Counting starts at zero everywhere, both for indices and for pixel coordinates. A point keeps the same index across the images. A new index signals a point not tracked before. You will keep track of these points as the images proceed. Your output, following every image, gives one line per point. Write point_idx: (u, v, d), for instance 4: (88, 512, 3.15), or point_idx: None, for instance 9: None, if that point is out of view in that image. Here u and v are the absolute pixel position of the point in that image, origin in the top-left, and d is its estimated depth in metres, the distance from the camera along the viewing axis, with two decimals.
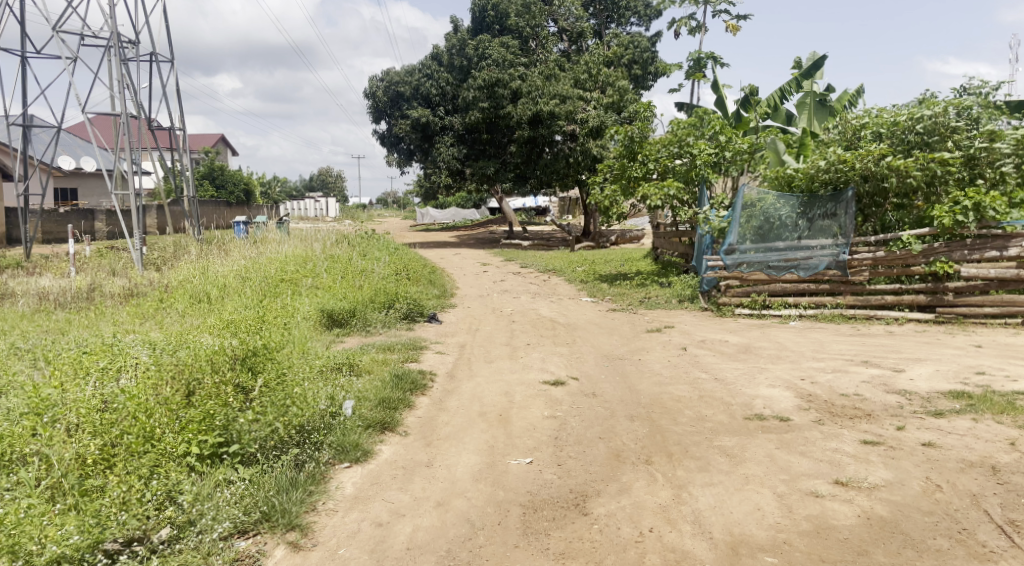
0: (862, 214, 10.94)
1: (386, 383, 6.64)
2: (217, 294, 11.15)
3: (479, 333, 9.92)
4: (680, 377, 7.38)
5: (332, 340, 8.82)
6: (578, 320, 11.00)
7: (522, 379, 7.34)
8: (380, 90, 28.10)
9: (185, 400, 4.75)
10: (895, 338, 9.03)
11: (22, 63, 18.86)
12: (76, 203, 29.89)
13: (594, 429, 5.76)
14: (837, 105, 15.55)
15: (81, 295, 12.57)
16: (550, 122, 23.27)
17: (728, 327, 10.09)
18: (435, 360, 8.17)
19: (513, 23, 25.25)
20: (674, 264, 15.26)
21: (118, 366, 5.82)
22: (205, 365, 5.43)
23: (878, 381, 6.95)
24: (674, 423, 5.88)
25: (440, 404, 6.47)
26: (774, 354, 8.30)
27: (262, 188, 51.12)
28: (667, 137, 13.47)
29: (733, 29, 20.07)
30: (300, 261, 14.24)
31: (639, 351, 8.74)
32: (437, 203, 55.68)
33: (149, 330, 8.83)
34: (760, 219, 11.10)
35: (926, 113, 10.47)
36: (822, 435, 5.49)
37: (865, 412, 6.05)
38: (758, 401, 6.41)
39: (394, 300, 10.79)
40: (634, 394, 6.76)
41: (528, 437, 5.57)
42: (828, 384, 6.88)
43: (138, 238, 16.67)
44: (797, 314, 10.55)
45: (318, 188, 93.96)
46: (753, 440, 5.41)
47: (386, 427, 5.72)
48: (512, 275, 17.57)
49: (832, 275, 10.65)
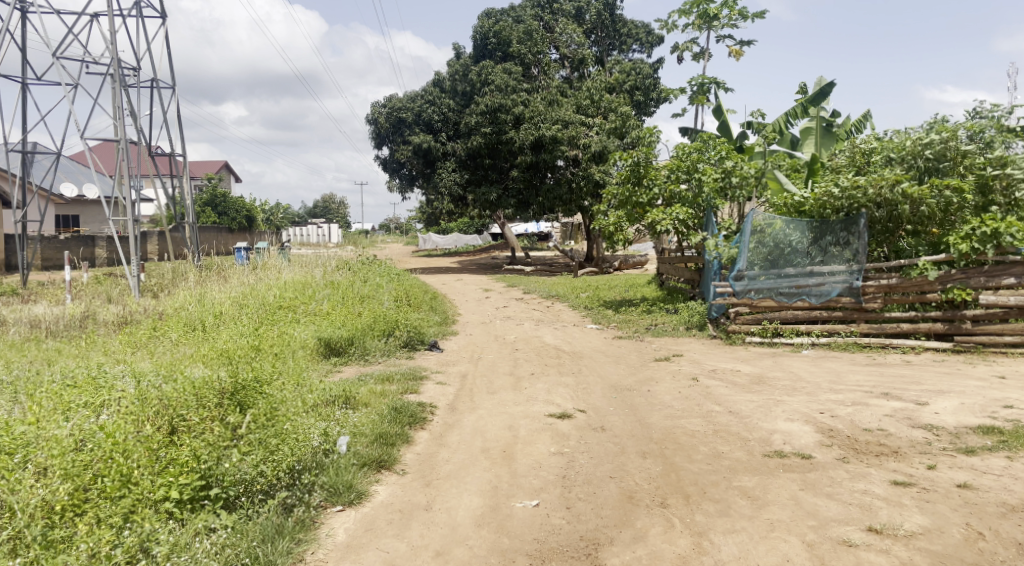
0: (876, 238, 10.65)
1: (383, 417, 6.29)
2: (212, 322, 10.83)
3: (481, 362, 9.59)
4: (693, 409, 7.03)
5: (329, 370, 8.51)
6: (583, 348, 10.67)
7: (527, 411, 6.99)
8: (383, 117, 27.30)
9: (167, 438, 4.46)
10: (913, 369, 8.68)
11: (23, 90, 18.89)
12: (77, 230, 29.72)
13: (604, 467, 5.41)
14: (842, 131, 15.37)
15: (74, 323, 12.27)
16: (552, 147, 23.19)
17: (739, 356, 9.76)
18: (436, 391, 7.83)
19: (515, 50, 25.14)
20: (680, 289, 14.93)
21: (101, 402, 5.56)
22: (192, 399, 5.16)
23: (901, 414, 6.59)
24: (689, 460, 5.53)
25: (440, 439, 6.11)
26: (789, 385, 7.94)
27: (265, 215, 51.07)
28: (674, 162, 13.21)
29: (736, 54, 19.86)
30: (299, 287, 13.97)
31: (648, 381, 8.39)
32: (441, 229, 55.77)
33: (140, 360, 8.52)
34: (769, 245, 10.78)
35: (935, 137, 10.18)
36: (848, 474, 5.14)
37: (891, 449, 5.70)
38: (777, 436, 6.06)
39: (394, 328, 10.51)
40: (645, 429, 6.41)
41: (534, 477, 5.22)
42: (849, 418, 6.53)
43: (136, 265, 16.40)
44: (809, 341, 10.29)
45: (321, 214, 94.08)
46: (775, 480, 5.07)
47: (382, 465, 5.36)
48: (516, 301, 17.27)
49: (846, 303, 10.34)
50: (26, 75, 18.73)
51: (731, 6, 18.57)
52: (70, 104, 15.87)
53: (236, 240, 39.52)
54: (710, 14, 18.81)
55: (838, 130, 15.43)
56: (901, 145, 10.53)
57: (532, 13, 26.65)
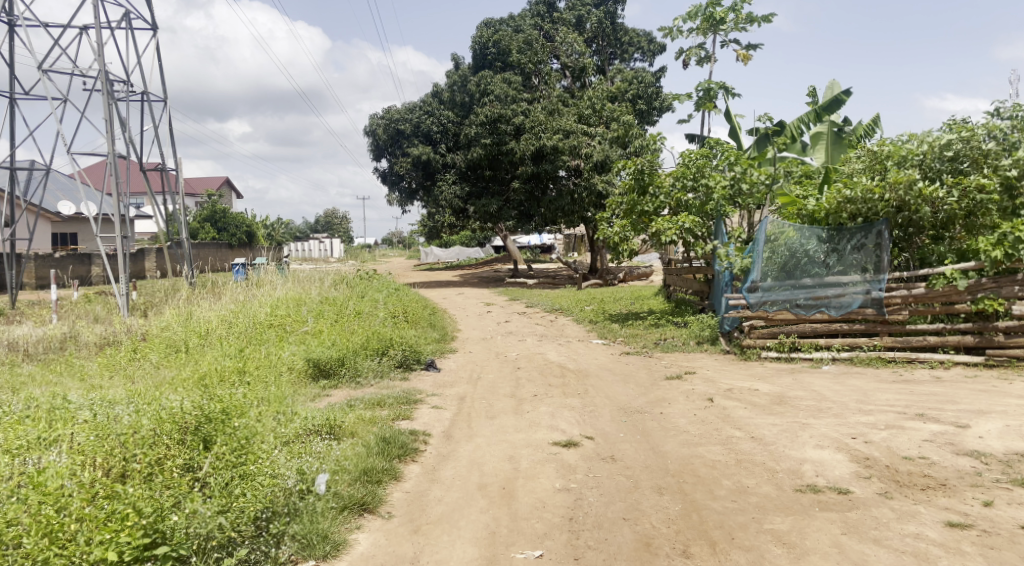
0: (896, 246, 10.02)
1: (370, 450, 5.67)
2: (197, 344, 10.25)
3: (480, 383, 8.97)
4: (711, 435, 6.41)
5: (317, 395, 7.89)
6: (589, 365, 10.04)
7: (529, 439, 6.36)
8: (381, 128, 26.79)
9: (112, 484, 3.89)
10: (946, 386, 8.03)
11: (10, 106, 18.45)
12: (73, 248, 29.26)
13: (616, 507, 4.79)
14: (855, 137, 14.82)
15: (54, 345, 11.72)
16: (553, 157, 22.64)
17: (755, 373, 9.11)
18: (430, 416, 7.23)
19: (515, 60, 24.60)
20: (688, 302, 14.30)
21: (54, 438, 5.02)
22: (150, 435, 4.60)
23: (942, 439, 5.96)
24: (711, 497, 4.91)
25: (432, 474, 5.50)
26: (814, 406, 7.30)
27: (267, 231, 50.69)
28: (680, 169, 12.58)
29: (744, 58, 19.22)
30: (292, 305, 13.38)
31: (660, 402, 7.76)
32: (442, 243, 55.41)
33: (114, 386, 7.95)
34: (784, 254, 10.18)
35: (954, 137, 9.52)
36: (894, 514, 4.55)
37: (938, 481, 5.10)
38: (807, 466, 5.45)
39: (389, 346, 9.87)
40: (660, 458, 5.79)
41: (538, 519, 4.63)
42: (885, 444, 5.90)
43: (124, 283, 15.83)
44: (829, 356, 9.66)
45: (323, 230, 93.79)
46: (812, 521, 4.49)
47: (365, 508, 4.78)
48: (518, 316, 16.64)
49: (868, 314, 9.66)
50: (14, 91, 18.32)
51: (737, 9, 18.01)
52: (57, 122, 15.35)
53: (235, 256, 39.09)
54: (717, 17, 18.23)
55: (850, 136, 14.88)
56: (917, 148, 9.84)
57: (531, 22, 26.19)
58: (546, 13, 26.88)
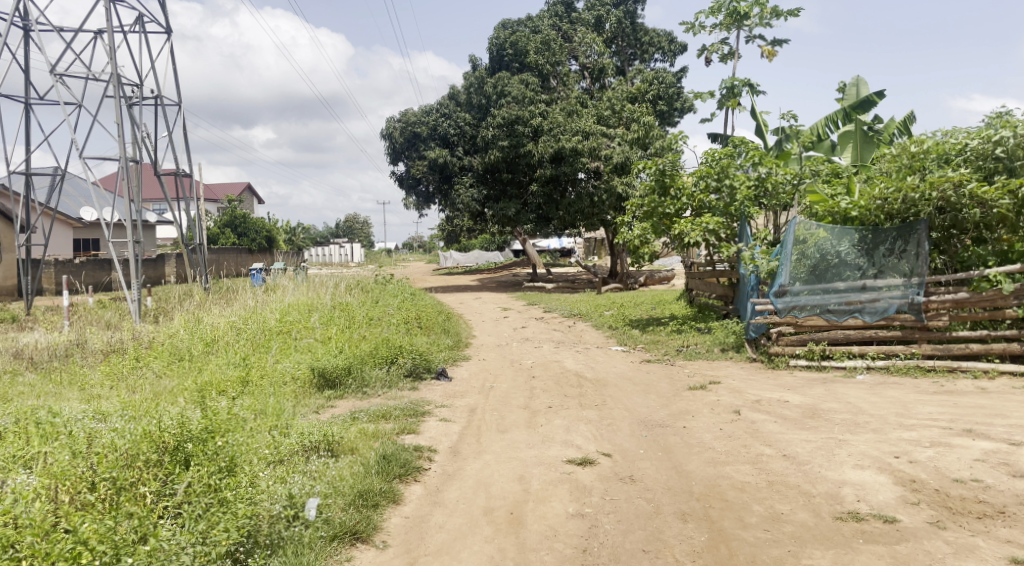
0: (935, 248, 9.45)
1: (368, 469, 5.25)
2: (202, 353, 9.90)
3: (493, 393, 8.53)
4: (739, 452, 5.91)
5: (320, 407, 7.48)
6: (608, 374, 9.57)
7: (541, 456, 5.91)
8: (397, 131, 26.48)
9: (73, 515, 3.49)
10: (992, 398, 7.44)
11: (25, 111, 18.39)
12: (94, 253, 29.29)
13: (635, 536, 4.33)
14: (886, 136, 14.24)
15: (60, 353, 11.43)
16: (572, 159, 22.22)
17: (784, 383, 8.56)
18: (437, 430, 6.81)
19: (532, 61, 24.20)
20: (711, 307, 13.76)
21: (30, 456, 4.64)
22: (127, 456, 4.23)
23: (995, 459, 5.42)
24: (741, 526, 4.43)
25: (435, 496, 5.07)
26: (850, 420, 6.75)
27: (287, 237, 50.68)
28: (703, 169, 12.02)
29: (768, 54, 18.67)
30: (303, 311, 13.01)
31: (683, 415, 7.24)
32: (460, 246, 55.21)
33: (110, 397, 7.60)
34: (814, 257, 9.61)
35: (1006, 131, 8.82)
36: (950, 548, 4.05)
37: (996, 508, 4.56)
38: (847, 490, 4.93)
39: (398, 354, 9.44)
40: (683, 479, 5.31)
41: (548, 550, 4.18)
42: (933, 464, 5.37)
43: (137, 288, 15.58)
44: (864, 365, 9.05)
45: (343, 235, 93.85)
46: (856, 556, 4.00)
47: (357, 536, 4.38)
48: (535, 321, 16.21)
49: (905, 320, 9.13)
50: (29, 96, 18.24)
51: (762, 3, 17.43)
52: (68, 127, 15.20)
53: (254, 260, 39.00)
54: (741, 12, 17.68)
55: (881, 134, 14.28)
56: (960, 145, 9.24)
57: (549, 23, 25.78)
58: (564, 13, 26.41)
